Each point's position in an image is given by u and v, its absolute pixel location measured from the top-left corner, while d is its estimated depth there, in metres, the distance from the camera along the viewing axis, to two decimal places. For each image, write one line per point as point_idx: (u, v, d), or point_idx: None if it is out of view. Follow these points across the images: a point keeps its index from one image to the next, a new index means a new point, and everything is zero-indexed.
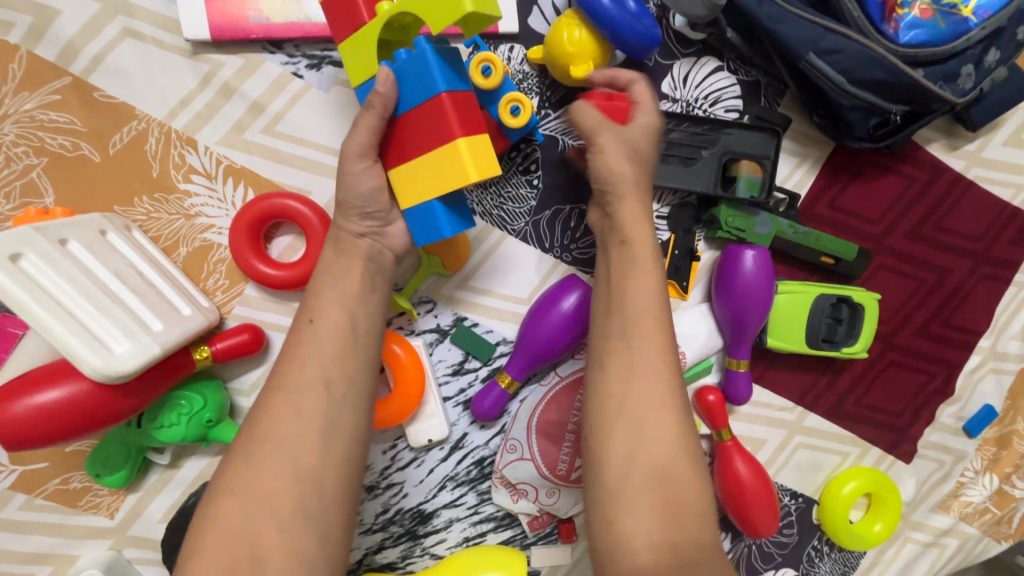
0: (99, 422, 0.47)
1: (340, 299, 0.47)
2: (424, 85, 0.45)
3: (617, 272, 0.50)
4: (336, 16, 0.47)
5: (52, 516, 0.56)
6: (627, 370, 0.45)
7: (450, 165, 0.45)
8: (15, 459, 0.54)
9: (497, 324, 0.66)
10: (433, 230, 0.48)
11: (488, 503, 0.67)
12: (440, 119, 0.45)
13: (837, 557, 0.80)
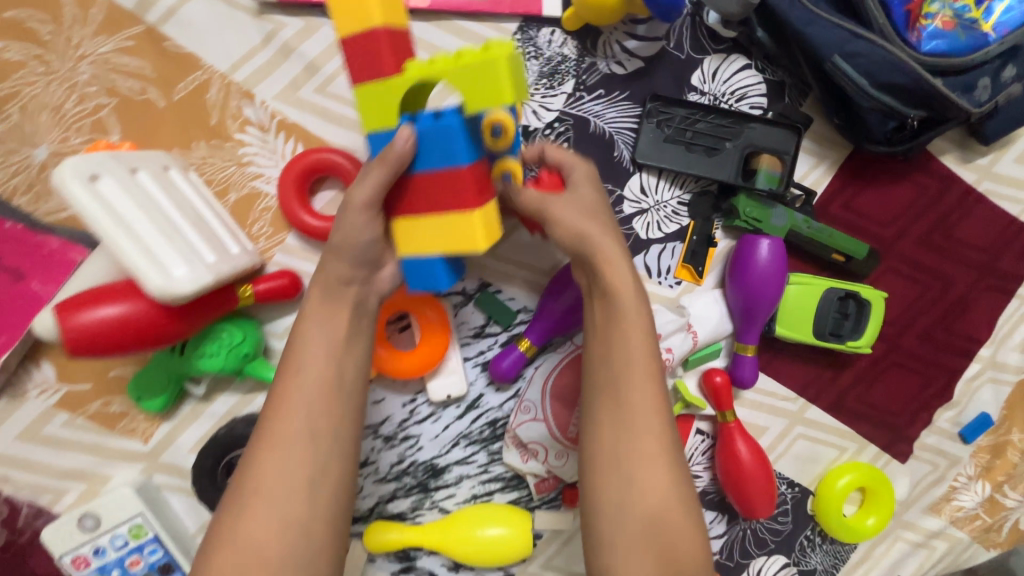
0: (151, 341, 0.50)
1: (326, 351, 0.50)
2: (447, 151, 0.46)
3: (598, 323, 0.53)
4: (356, 58, 0.46)
5: (91, 436, 0.59)
6: (618, 421, 0.49)
7: (464, 230, 0.49)
8: (62, 379, 0.58)
9: (519, 293, 0.69)
10: (432, 280, 0.51)
11: (498, 463, 0.70)
12: (461, 187, 0.47)
13: (828, 548, 0.82)
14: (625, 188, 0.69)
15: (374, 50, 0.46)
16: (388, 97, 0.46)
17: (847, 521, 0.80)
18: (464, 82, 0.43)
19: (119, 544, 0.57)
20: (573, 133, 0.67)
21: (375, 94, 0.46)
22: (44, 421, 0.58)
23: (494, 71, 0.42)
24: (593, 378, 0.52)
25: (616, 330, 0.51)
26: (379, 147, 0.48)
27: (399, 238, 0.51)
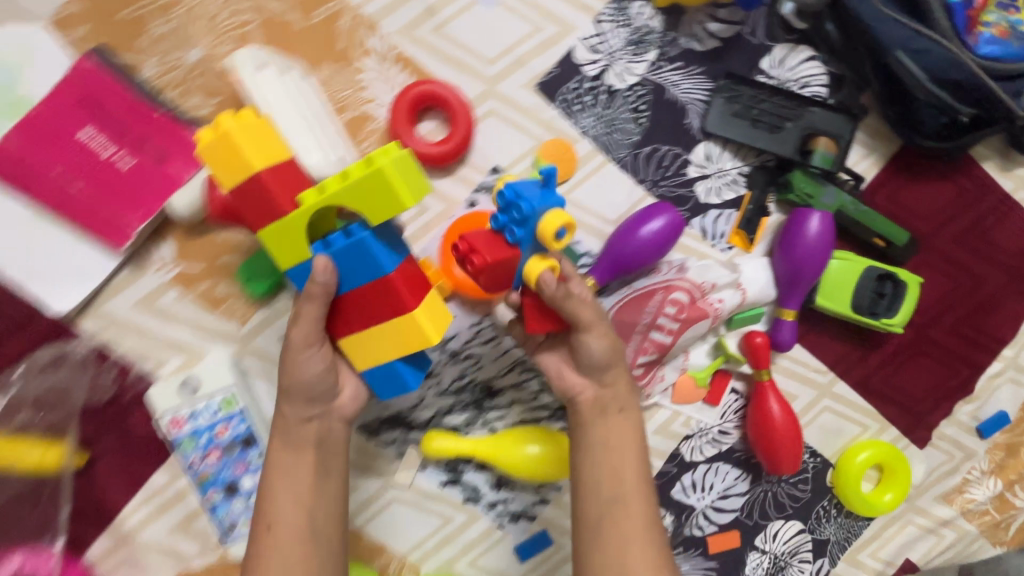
0: None
1: (293, 505, 0.56)
2: (368, 269, 0.51)
3: (610, 442, 0.59)
4: (251, 207, 0.49)
5: (196, 314, 0.66)
6: (621, 534, 0.55)
7: (408, 334, 0.54)
8: (179, 259, 0.65)
9: (585, 237, 0.74)
10: (398, 383, 0.57)
11: (547, 393, 0.75)
12: (393, 297, 0.52)
13: (843, 522, 0.87)
14: (691, 153, 0.75)
15: (262, 195, 0.49)
16: (292, 237, 0.49)
17: (866, 497, 0.84)
18: (365, 205, 0.47)
19: (212, 412, 0.64)
20: (650, 97, 0.74)
21: (278, 236, 0.49)
22: (158, 294, 0.65)
23: (384, 186, 0.46)
24: (588, 505, 0.57)
25: (616, 457, 0.58)
26: (302, 276, 0.52)
27: (355, 353, 0.57)
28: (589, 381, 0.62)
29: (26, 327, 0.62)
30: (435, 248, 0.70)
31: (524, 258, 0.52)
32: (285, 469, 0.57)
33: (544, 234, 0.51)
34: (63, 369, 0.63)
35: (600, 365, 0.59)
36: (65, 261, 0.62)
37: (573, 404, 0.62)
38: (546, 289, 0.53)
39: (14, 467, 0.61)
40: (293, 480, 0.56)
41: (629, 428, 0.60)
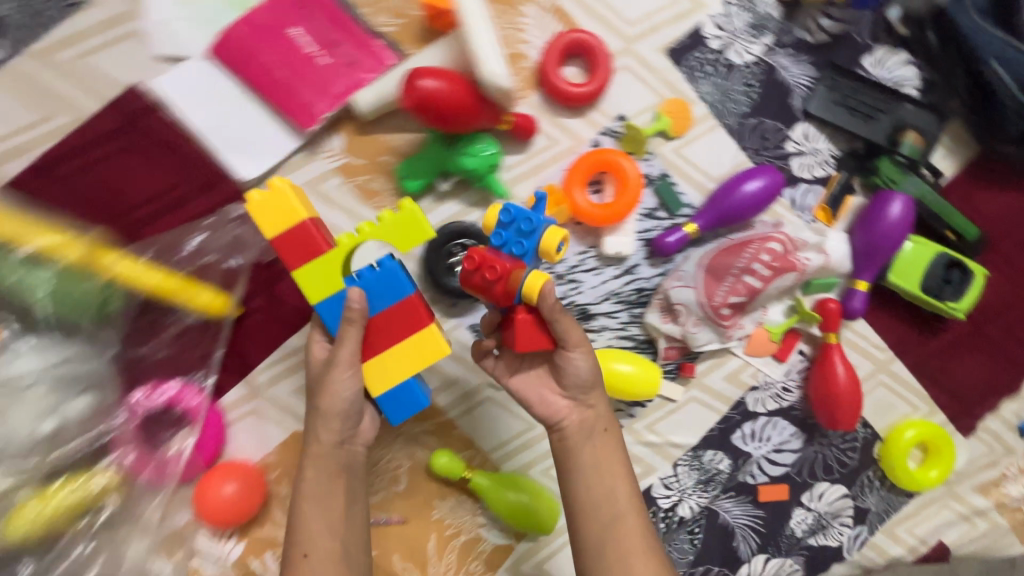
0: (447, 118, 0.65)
1: (325, 527, 0.62)
2: (392, 293, 0.63)
3: (599, 462, 0.65)
4: (296, 249, 0.62)
5: (352, 202, 0.75)
6: (619, 558, 0.61)
7: (424, 345, 0.65)
8: (346, 151, 0.74)
9: (689, 189, 0.83)
10: (411, 400, 0.66)
11: (635, 325, 0.83)
12: (412, 316, 0.64)
13: (882, 494, 0.93)
14: (791, 130, 0.84)
15: (307, 238, 0.62)
16: (333, 268, 0.62)
17: (913, 471, 0.90)
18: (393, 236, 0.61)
19: None
20: (762, 75, 0.83)
21: (319, 270, 0.62)
22: (322, 179, 0.74)
23: (409, 225, 0.59)
24: (587, 535, 0.63)
25: (611, 481, 0.64)
26: (336, 305, 0.63)
27: (371, 377, 0.65)
28: (572, 404, 0.66)
29: (211, 189, 0.71)
30: (559, 177, 0.79)
31: (526, 270, 0.57)
32: (318, 495, 0.63)
33: (546, 248, 0.58)
34: (227, 234, 0.71)
35: (586, 384, 0.65)
36: (255, 136, 0.71)
37: (560, 429, 0.66)
38: (547, 299, 0.57)
39: (186, 305, 0.68)
40: (324, 506, 0.63)
41: (614, 449, 0.66)
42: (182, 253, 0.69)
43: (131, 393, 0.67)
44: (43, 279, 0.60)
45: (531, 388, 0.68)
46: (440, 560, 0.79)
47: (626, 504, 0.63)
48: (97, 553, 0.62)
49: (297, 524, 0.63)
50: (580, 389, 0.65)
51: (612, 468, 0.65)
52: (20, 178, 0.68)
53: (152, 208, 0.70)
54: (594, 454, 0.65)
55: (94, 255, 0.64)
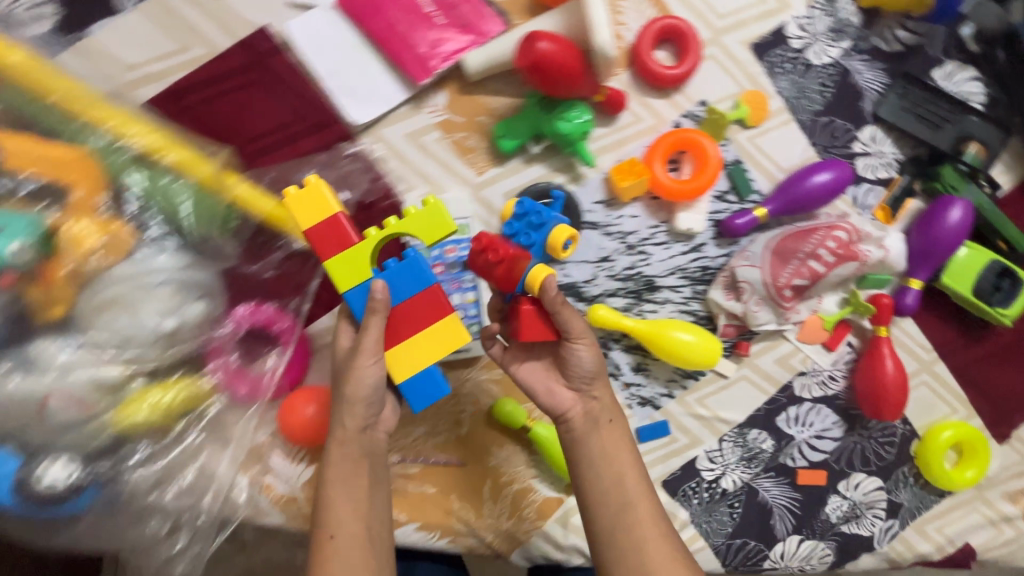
0: (546, 81, 0.70)
1: (352, 506, 0.65)
2: (414, 284, 0.65)
3: (607, 450, 0.68)
4: (325, 239, 0.64)
5: (447, 157, 0.80)
6: (633, 545, 0.64)
7: (445, 333, 0.66)
8: (448, 108, 0.79)
9: (760, 177, 0.88)
10: (431, 389, 0.67)
11: (697, 301, 0.87)
12: (435, 304, 0.66)
13: (913, 491, 0.96)
14: (860, 132, 0.89)
15: (335, 228, 0.64)
16: (360, 258, 0.64)
17: (950, 471, 0.94)
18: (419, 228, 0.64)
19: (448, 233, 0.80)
20: (837, 77, 0.88)
21: (346, 260, 0.64)
22: (424, 132, 0.79)
23: (434, 218, 0.63)
24: (600, 525, 0.66)
25: (618, 471, 0.67)
26: (359, 295, 0.64)
27: (392, 365, 0.65)
28: (577, 396, 0.70)
29: (322, 130, 0.76)
30: (640, 153, 0.84)
31: (530, 261, 0.62)
32: (343, 477, 0.66)
33: (554, 242, 0.68)
34: (340, 168, 0.77)
35: (589, 375, 0.68)
36: (368, 86, 0.76)
37: (566, 421, 0.70)
38: (548, 291, 0.62)
39: (292, 234, 0.72)
40: (348, 489, 0.66)
41: (620, 437, 0.69)
42: (293, 185, 0.75)
43: (236, 307, 0.71)
44: (180, 191, 0.65)
45: (537, 378, 0.72)
46: (494, 504, 0.82)
47: (635, 491, 0.67)
48: (201, 448, 0.67)
49: (324, 505, 0.66)
50: (585, 380, 0.69)
51: (620, 457, 0.68)
52: (152, 101, 0.73)
53: (266, 142, 0.75)
54: (603, 443, 0.69)
55: (219, 176, 0.68)
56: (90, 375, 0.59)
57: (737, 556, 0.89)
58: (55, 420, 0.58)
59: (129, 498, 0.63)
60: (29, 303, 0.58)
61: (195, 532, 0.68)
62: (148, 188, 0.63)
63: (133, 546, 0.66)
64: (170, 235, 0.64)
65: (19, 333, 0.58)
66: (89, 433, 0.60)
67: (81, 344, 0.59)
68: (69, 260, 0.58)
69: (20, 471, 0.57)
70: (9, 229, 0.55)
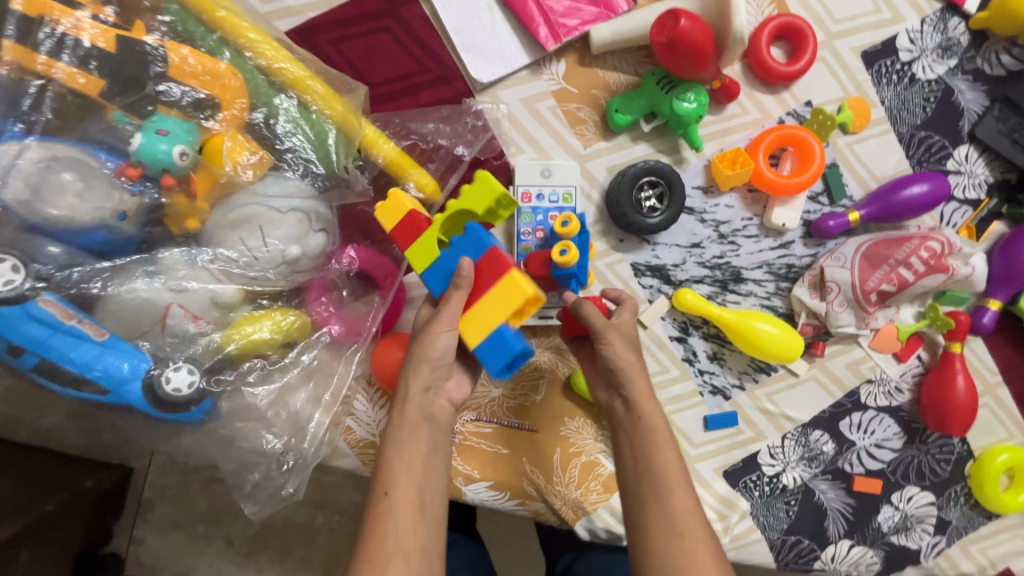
0: (676, 59, 0.73)
1: (407, 470, 0.58)
2: (477, 249, 0.63)
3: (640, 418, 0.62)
4: (404, 231, 0.66)
5: (558, 125, 0.81)
6: (663, 516, 0.57)
7: (509, 290, 0.60)
8: (565, 78, 0.80)
9: (853, 184, 0.89)
10: (504, 350, 0.60)
11: (779, 298, 0.89)
12: (495, 262, 0.61)
13: (962, 512, 0.94)
14: (955, 149, 0.90)
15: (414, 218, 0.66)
16: (430, 240, 0.65)
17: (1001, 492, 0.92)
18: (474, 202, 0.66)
19: (553, 199, 0.79)
20: (940, 93, 0.89)
21: (420, 248, 0.65)
22: (539, 98, 0.80)
23: (488, 186, 0.65)
24: (649, 528, 0.57)
25: (653, 457, 0.59)
26: (434, 277, 0.64)
27: (465, 332, 0.62)
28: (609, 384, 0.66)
29: (444, 84, 0.78)
30: (742, 145, 0.85)
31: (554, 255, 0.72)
32: (401, 438, 0.59)
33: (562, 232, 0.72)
34: (459, 124, 0.78)
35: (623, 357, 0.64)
36: (495, 47, 0.78)
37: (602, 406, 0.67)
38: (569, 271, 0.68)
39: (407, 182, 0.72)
40: (407, 451, 0.59)
41: (659, 407, 0.62)
42: (414, 135, 0.77)
43: (346, 247, 0.71)
44: (324, 123, 0.66)
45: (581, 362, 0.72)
46: (563, 473, 0.81)
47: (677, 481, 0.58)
48: (304, 381, 0.67)
49: (382, 464, 0.59)
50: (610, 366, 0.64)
51: (655, 441, 0.60)
52: (287, 35, 0.75)
53: (390, 89, 0.78)
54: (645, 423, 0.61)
55: (353, 115, 0.68)
56: (211, 291, 0.60)
57: (791, 553, 0.89)
58: (181, 331, 0.59)
59: (235, 415, 0.63)
60: (172, 211, 0.59)
61: (299, 458, 0.67)
62: (296, 114, 0.65)
63: (235, 463, 0.65)
64: (313, 163, 0.65)
65: (161, 238, 0.60)
66: (211, 349, 0.60)
67: (212, 259, 0.60)
68: (225, 168, 0.60)
69: (151, 371, 0.57)
70: (173, 134, 0.56)
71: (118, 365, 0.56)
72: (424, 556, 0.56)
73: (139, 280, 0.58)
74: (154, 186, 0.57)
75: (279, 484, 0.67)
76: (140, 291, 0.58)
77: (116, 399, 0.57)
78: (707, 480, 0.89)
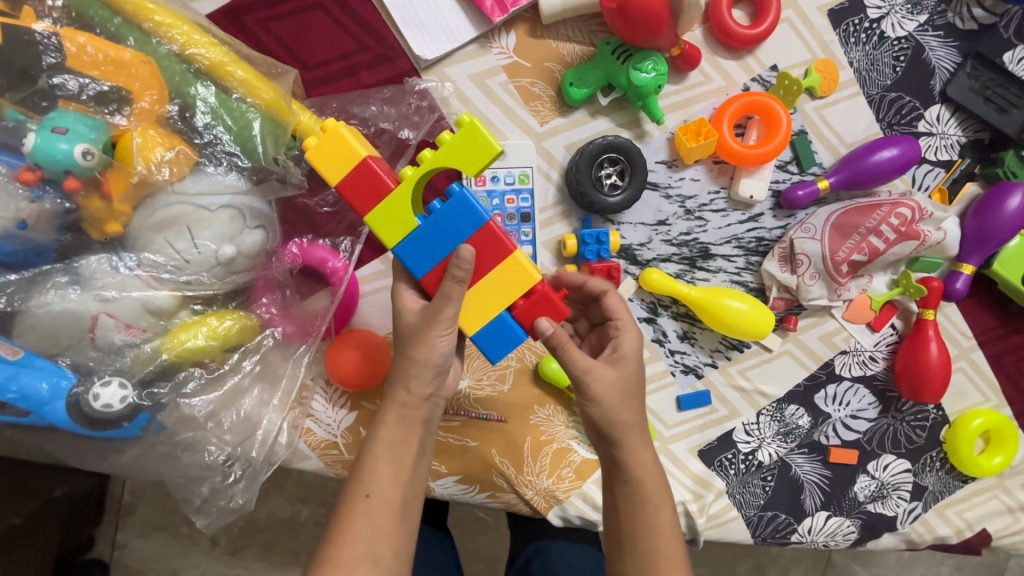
0: (628, 26, 0.69)
1: (393, 472, 0.54)
2: (468, 227, 0.58)
3: (609, 406, 0.57)
4: (362, 191, 0.58)
5: (511, 102, 0.76)
6: (635, 503, 0.57)
7: (513, 275, 0.59)
8: (515, 51, 0.76)
9: (822, 150, 0.85)
10: (507, 337, 0.61)
11: (749, 273, 0.86)
12: (495, 242, 0.58)
13: (938, 477, 0.92)
14: (926, 111, 0.86)
15: (372, 175, 0.58)
16: (404, 205, 0.58)
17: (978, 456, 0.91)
18: (460, 158, 0.57)
19: (508, 181, 0.77)
20: (911, 52, 0.85)
21: (386, 212, 0.58)
22: (489, 74, 0.75)
23: (474, 143, 0.57)
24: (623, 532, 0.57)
25: (636, 459, 0.58)
26: (409, 247, 0.59)
27: (463, 317, 0.60)
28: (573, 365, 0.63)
29: (385, 62, 0.74)
30: (706, 115, 0.82)
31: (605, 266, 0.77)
32: (394, 439, 0.55)
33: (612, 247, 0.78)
34: (404, 105, 0.74)
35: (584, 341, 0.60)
36: (437, 20, 0.73)
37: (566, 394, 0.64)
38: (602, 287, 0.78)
39: None
40: (400, 453, 0.55)
41: (629, 390, 0.59)
42: (355, 119, 0.73)
43: (288, 243, 0.68)
44: (247, 111, 0.62)
45: None
46: (535, 462, 0.80)
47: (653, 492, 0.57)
48: (251, 385, 0.64)
49: (363, 461, 0.55)
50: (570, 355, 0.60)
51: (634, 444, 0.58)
52: (210, 17, 0.71)
53: (328, 71, 0.73)
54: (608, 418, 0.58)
55: (284, 102, 0.63)
56: (141, 299, 0.56)
57: (768, 528, 0.88)
58: (108, 342, 0.56)
59: (179, 427, 0.61)
60: (86, 215, 0.55)
61: (247, 467, 0.64)
62: (214, 102, 0.60)
63: (181, 478, 0.63)
64: (237, 156, 0.61)
65: (76, 246, 0.56)
66: (143, 359, 0.57)
67: (138, 264, 0.56)
68: (137, 167, 0.55)
69: (74, 390, 0.55)
70: (74, 132, 0.52)
71: (37, 386, 0.54)
72: (396, 557, 0.53)
73: (49, 291, 0.55)
74: (56, 191, 0.54)
75: (228, 496, 0.65)
76: (53, 304, 0.55)
77: (39, 419, 0.55)
78: (682, 460, 0.88)
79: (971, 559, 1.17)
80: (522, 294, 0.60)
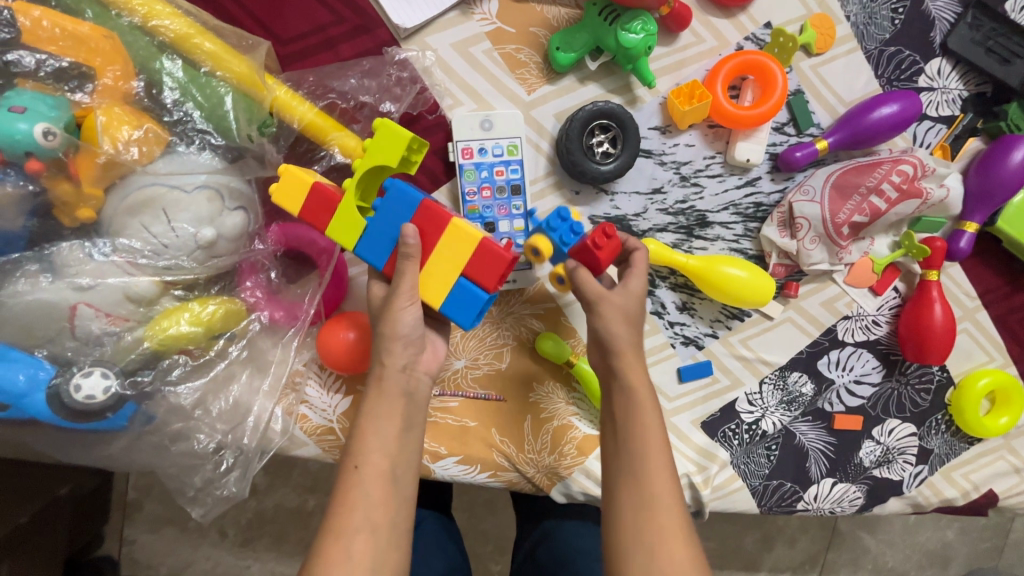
0: None
1: (383, 443, 0.52)
2: (407, 209, 0.57)
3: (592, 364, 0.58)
4: (313, 207, 0.58)
5: (495, 70, 0.73)
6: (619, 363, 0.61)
7: (457, 241, 0.57)
8: (499, 16, 0.73)
9: (819, 110, 0.83)
10: (470, 306, 0.58)
11: (748, 240, 0.84)
12: (433, 216, 0.57)
13: (944, 440, 0.91)
14: (927, 64, 0.83)
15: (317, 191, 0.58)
16: (349, 210, 0.57)
17: (983, 417, 0.90)
18: (381, 154, 0.57)
19: (496, 152, 0.72)
20: (909, 3, 0.82)
21: (339, 221, 0.58)
22: (472, 41, 0.72)
23: (389, 135, 0.56)
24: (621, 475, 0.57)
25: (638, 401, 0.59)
26: (368, 249, 0.58)
27: (425, 293, 0.58)
28: None
29: (364, 34, 0.71)
30: (699, 78, 0.79)
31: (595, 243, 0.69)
32: (378, 412, 0.53)
33: None
34: (383, 77, 0.72)
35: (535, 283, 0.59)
36: None
37: None
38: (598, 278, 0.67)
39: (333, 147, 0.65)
40: (384, 424, 0.53)
41: None
42: (333, 93, 0.71)
43: (269, 226, 0.65)
44: (218, 86, 0.60)
45: None
46: (535, 440, 0.78)
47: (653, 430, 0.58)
48: (239, 370, 0.62)
49: (355, 434, 0.53)
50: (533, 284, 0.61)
51: (641, 398, 0.59)
52: None
53: (306, 44, 0.71)
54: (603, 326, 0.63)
55: (256, 75, 0.61)
56: (121, 285, 0.55)
57: (773, 497, 0.87)
58: (86, 331, 0.55)
59: (168, 418, 0.60)
60: (55, 199, 0.54)
61: (239, 455, 0.63)
62: (182, 77, 0.59)
63: (174, 468, 0.62)
64: (209, 133, 0.60)
65: (47, 232, 0.55)
66: (123, 347, 0.56)
67: (113, 250, 0.55)
68: (103, 147, 0.54)
69: (53, 380, 0.54)
70: (32, 111, 0.50)
71: (14, 377, 0.53)
72: (396, 532, 0.50)
73: (21, 282, 0.54)
74: (18, 173, 0.52)
75: (222, 485, 0.64)
76: (24, 294, 0.54)
77: (21, 412, 0.55)
78: (684, 432, 0.87)
79: (976, 522, 1.17)
80: (469, 257, 0.57)
